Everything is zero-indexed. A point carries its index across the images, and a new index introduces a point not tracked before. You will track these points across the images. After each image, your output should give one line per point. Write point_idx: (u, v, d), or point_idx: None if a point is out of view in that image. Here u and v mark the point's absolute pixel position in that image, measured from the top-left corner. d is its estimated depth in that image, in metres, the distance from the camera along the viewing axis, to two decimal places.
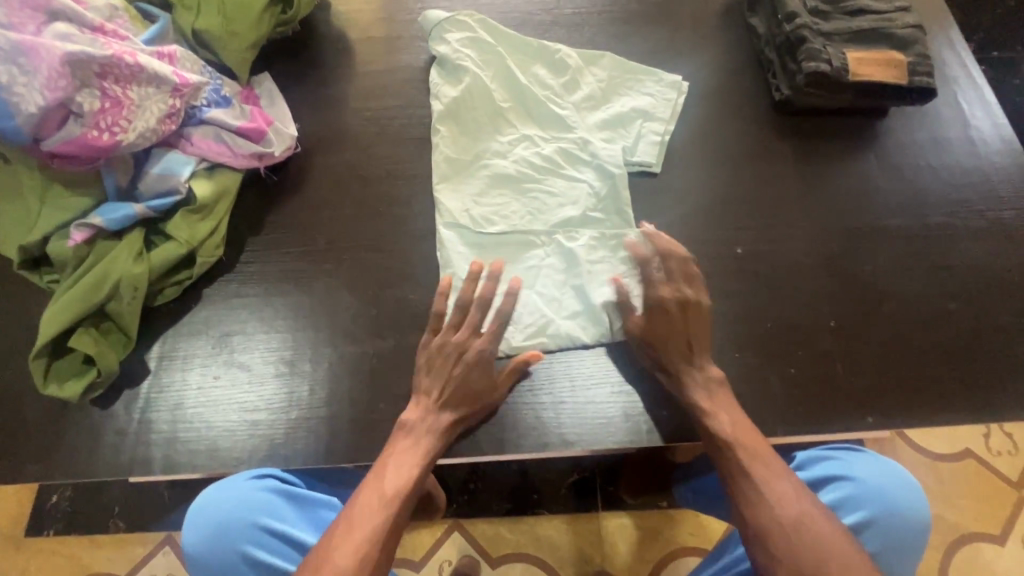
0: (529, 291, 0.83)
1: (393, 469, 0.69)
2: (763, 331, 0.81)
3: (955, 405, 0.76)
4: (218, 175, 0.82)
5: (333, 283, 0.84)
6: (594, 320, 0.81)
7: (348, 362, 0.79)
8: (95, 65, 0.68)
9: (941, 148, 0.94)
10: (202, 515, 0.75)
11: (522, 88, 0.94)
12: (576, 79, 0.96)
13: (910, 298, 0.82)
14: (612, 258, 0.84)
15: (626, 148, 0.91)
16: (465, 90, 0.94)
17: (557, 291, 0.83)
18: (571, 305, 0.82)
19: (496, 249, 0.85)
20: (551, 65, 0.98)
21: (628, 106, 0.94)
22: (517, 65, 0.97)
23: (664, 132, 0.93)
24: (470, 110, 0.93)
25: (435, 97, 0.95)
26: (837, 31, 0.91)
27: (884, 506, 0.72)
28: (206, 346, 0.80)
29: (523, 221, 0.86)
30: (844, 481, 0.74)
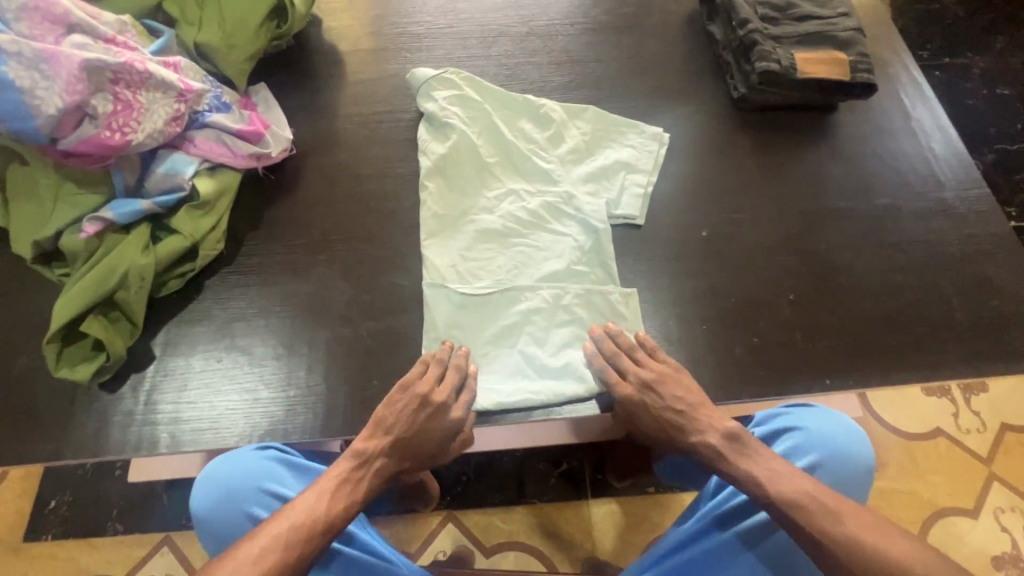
0: (513, 350, 0.83)
1: (265, 549, 0.66)
2: (727, 305, 0.87)
3: (906, 366, 0.83)
4: (219, 174, 0.89)
5: (327, 272, 0.90)
6: (578, 376, 0.80)
7: (343, 345, 0.85)
8: (108, 71, 0.75)
9: (886, 138, 1.02)
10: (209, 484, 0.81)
11: (507, 146, 0.96)
12: (559, 132, 0.99)
13: (862, 271, 0.90)
14: (600, 314, 0.85)
15: (610, 201, 0.94)
16: (452, 148, 0.95)
17: (543, 348, 0.82)
18: (556, 361, 0.81)
19: (481, 305, 0.85)
20: (535, 118, 1.00)
21: (612, 159, 0.97)
22: (504, 121, 0.99)
23: (647, 183, 0.96)
24: (458, 166, 0.94)
25: (423, 152, 0.96)
26: (785, 34, 1.00)
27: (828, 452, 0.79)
28: (209, 332, 0.85)
29: (510, 276, 0.87)
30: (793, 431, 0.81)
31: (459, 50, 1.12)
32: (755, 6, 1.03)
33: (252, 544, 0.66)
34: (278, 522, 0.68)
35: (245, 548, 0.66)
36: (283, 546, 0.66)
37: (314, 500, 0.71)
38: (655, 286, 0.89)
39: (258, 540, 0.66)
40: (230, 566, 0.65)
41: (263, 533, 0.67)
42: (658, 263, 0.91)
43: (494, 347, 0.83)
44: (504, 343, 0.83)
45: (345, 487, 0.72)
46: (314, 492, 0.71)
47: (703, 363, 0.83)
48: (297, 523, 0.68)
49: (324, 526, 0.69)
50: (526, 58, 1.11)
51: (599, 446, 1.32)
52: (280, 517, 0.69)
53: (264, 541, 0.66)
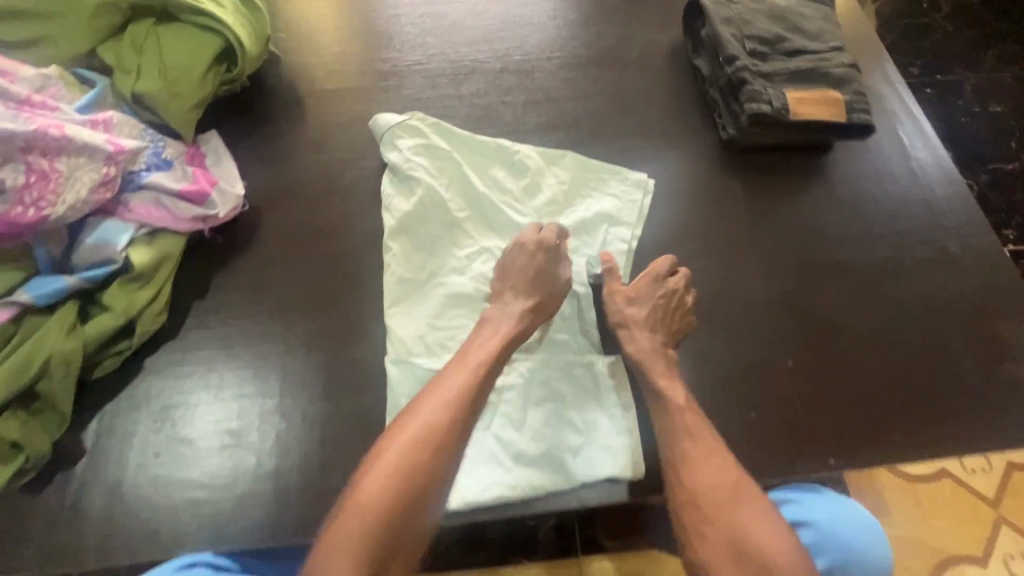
0: (486, 432, 0.74)
1: (420, 433, 0.64)
2: (720, 374, 0.80)
3: (914, 441, 0.76)
4: (159, 240, 0.80)
5: (282, 343, 0.82)
6: (559, 467, 0.72)
7: (297, 430, 0.76)
8: (18, 140, 0.67)
9: (885, 180, 0.96)
10: None
11: (478, 199, 0.89)
12: (536, 182, 0.92)
13: (864, 332, 0.83)
14: (581, 388, 0.77)
15: (591, 259, 0.86)
16: (417, 204, 0.87)
17: (519, 431, 0.74)
18: (535, 450, 0.73)
19: None
20: (510, 167, 0.93)
21: (593, 211, 0.90)
22: (474, 169, 0.92)
23: (631, 238, 0.89)
24: (424, 225, 0.87)
25: (386, 209, 0.88)
26: (776, 71, 0.93)
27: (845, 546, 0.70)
28: (148, 419, 0.76)
29: None
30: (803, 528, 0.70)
31: (428, 89, 1.04)
32: (743, 40, 0.96)
33: (405, 433, 0.64)
34: (421, 407, 0.67)
35: (399, 437, 0.64)
36: (437, 429, 0.65)
37: (454, 378, 0.69)
38: None
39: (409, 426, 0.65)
40: (391, 456, 0.63)
41: (416, 415, 0.66)
42: None
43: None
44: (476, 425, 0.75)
45: (475, 368, 0.70)
46: (448, 373, 0.70)
47: None
48: (442, 405, 0.66)
49: (474, 399, 0.68)
50: (500, 97, 1.03)
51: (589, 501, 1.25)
52: (422, 403, 0.67)
53: (415, 430, 0.65)
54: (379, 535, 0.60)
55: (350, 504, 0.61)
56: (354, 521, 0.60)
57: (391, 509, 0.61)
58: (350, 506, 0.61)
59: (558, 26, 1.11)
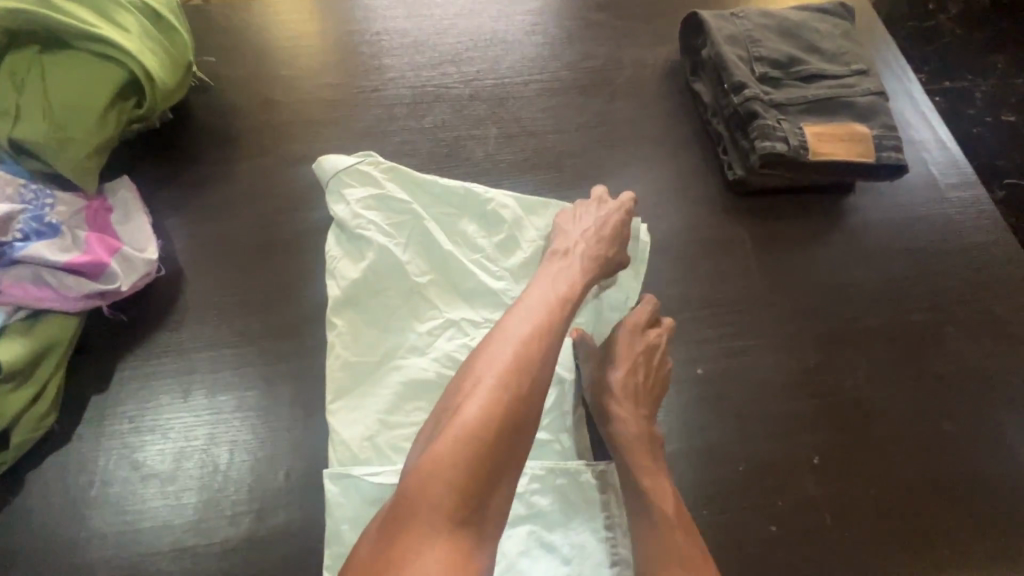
0: None
1: (524, 349, 0.54)
2: (733, 476, 0.66)
3: (967, 560, 0.63)
4: (40, 326, 0.65)
5: (202, 445, 0.67)
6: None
7: (216, 561, 0.62)
8: None
9: (917, 226, 0.82)
10: None
11: (445, 260, 0.75)
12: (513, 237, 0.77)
13: (902, 419, 0.69)
14: (565, 502, 0.64)
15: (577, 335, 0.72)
16: (367, 271, 0.73)
17: (489, 565, 0.60)
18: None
19: None
20: (484, 219, 0.78)
21: None
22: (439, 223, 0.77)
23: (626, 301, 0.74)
24: (376, 295, 0.72)
25: (330, 275, 0.73)
26: (791, 101, 0.79)
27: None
28: (30, 552, 0.62)
29: None
30: None
31: (384, 122, 0.89)
32: (752, 63, 0.82)
33: (504, 350, 0.54)
34: (516, 323, 0.56)
35: (494, 356, 0.53)
36: (536, 352, 0.54)
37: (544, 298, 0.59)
38: None
39: (511, 336, 0.55)
40: (493, 376, 0.52)
41: (517, 329, 0.55)
42: None
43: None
44: None
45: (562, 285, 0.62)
46: (538, 290, 0.61)
47: None
48: (540, 320, 0.57)
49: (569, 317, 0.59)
50: (469, 129, 0.88)
51: None
52: (517, 320, 0.56)
53: (515, 348, 0.54)
54: (485, 465, 0.49)
55: (449, 432, 0.49)
56: (461, 446, 0.49)
57: (498, 433, 0.50)
58: (448, 428, 0.50)
59: (536, 43, 0.96)
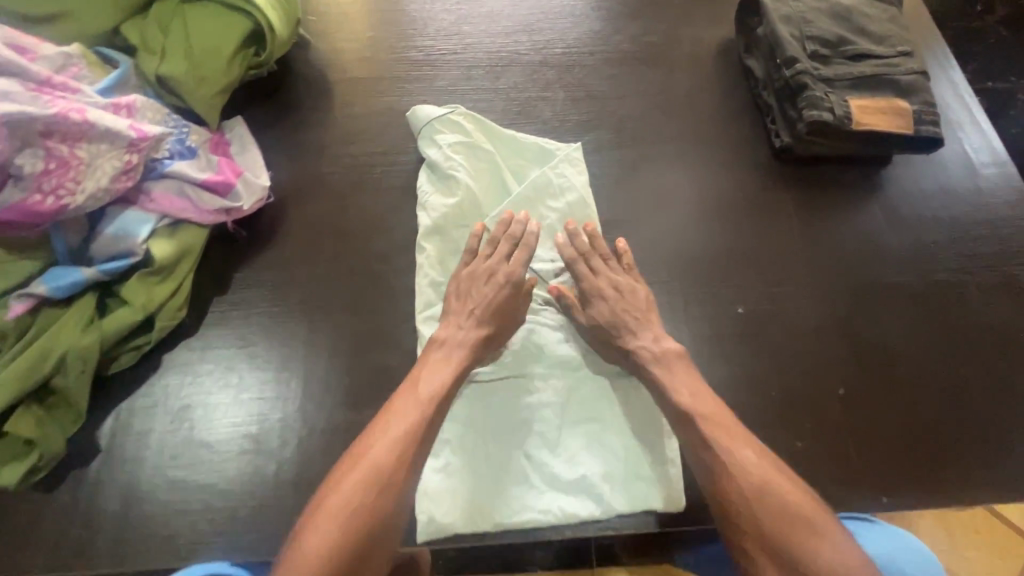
0: (518, 450, 0.71)
1: (359, 478, 0.59)
2: (767, 401, 0.75)
3: (974, 484, 0.71)
4: (181, 232, 0.76)
5: (305, 344, 0.78)
6: (593, 495, 0.69)
7: (319, 438, 0.73)
8: (38, 123, 0.61)
9: (948, 197, 0.89)
10: None
11: (514, 205, 0.83)
12: (576, 194, 0.85)
13: (925, 364, 0.77)
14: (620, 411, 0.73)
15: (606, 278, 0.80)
16: (455, 206, 0.84)
17: (553, 454, 0.71)
18: (569, 473, 0.70)
19: (482, 397, 0.73)
20: (545, 185, 0.85)
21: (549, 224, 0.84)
22: (514, 175, 0.88)
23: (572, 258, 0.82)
24: (461, 228, 0.84)
25: (422, 207, 0.85)
26: (838, 76, 0.87)
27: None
28: (164, 421, 0.73)
29: (517, 360, 0.75)
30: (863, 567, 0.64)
31: (462, 81, 0.98)
32: (804, 41, 0.89)
33: (337, 489, 0.59)
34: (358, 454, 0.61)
35: (337, 492, 0.59)
36: (377, 480, 0.59)
37: (394, 421, 0.63)
38: None
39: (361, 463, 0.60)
40: (337, 500, 0.58)
41: (356, 461, 0.61)
42: (687, 346, 0.79)
43: (496, 447, 0.71)
44: (507, 442, 0.71)
45: (422, 398, 0.66)
46: (393, 410, 0.65)
47: None
48: (394, 441, 0.62)
49: (425, 431, 0.64)
50: (539, 92, 0.98)
51: None
52: (364, 448, 0.62)
53: (357, 480, 0.59)
54: None
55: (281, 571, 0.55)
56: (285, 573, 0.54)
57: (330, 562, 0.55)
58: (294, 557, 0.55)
59: (601, 18, 1.05)
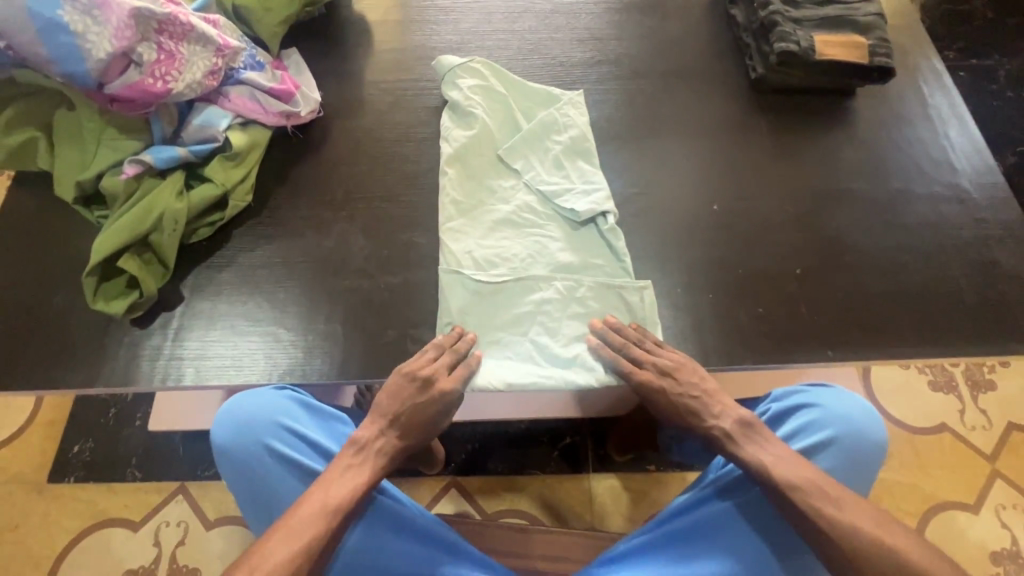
0: (524, 337, 0.84)
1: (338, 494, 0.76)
2: (736, 276, 0.89)
3: (906, 343, 0.85)
4: (251, 129, 0.92)
5: (349, 226, 0.93)
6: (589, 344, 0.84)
7: (361, 296, 0.88)
8: (154, 21, 0.78)
9: (901, 123, 1.04)
10: (232, 411, 0.84)
11: (524, 137, 0.96)
12: (578, 130, 0.99)
13: (871, 252, 0.91)
14: (613, 306, 0.87)
15: (602, 198, 0.92)
16: (473, 137, 0.97)
17: (555, 339, 0.84)
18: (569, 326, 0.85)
19: (494, 294, 0.86)
20: (551, 122, 0.99)
21: (554, 154, 0.96)
22: (525, 115, 1.01)
23: (574, 187, 0.93)
24: (478, 157, 0.96)
25: (445, 139, 0.98)
26: (806, 17, 1.01)
27: (847, 429, 0.84)
28: (233, 278, 0.88)
29: (524, 266, 0.88)
30: (812, 407, 0.87)
31: (483, 24, 1.14)
32: None
33: (337, 468, 0.78)
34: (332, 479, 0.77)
35: (338, 468, 0.78)
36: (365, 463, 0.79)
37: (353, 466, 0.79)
38: (666, 257, 0.91)
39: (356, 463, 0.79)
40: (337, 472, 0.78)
41: (330, 487, 0.77)
42: (669, 235, 0.93)
43: (506, 333, 0.84)
44: (516, 330, 0.84)
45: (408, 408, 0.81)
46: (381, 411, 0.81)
47: (707, 331, 0.86)
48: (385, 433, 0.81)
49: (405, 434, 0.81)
50: (549, 34, 1.13)
51: (602, 422, 1.40)
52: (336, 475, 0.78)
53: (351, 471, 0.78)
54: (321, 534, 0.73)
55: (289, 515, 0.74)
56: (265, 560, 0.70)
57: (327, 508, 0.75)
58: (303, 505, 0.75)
59: None
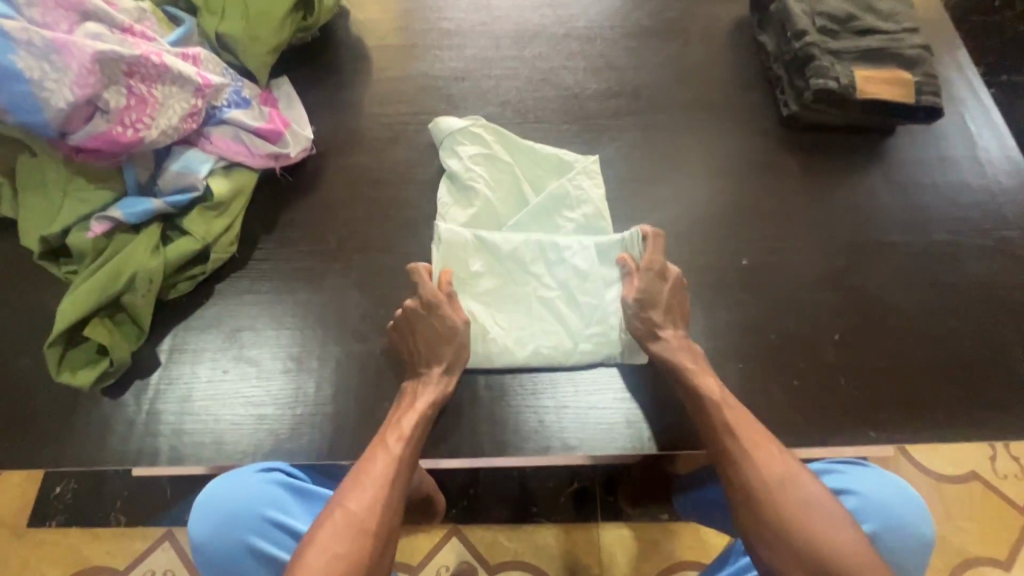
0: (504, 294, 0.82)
1: (371, 499, 0.64)
2: (767, 342, 0.81)
3: (956, 422, 0.77)
4: (235, 174, 0.84)
5: (342, 280, 0.85)
6: (607, 426, 0.77)
7: (355, 360, 0.80)
8: (123, 64, 0.70)
9: (947, 166, 0.95)
10: (208, 500, 0.74)
11: (533, 213, 0.86)
12: (592, 207, 0.88)
13: (915, 315, 0.83)
14: (599, 389, 0.80)
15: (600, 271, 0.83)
16: (473, 215, 0.87)
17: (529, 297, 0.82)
18: (581, 404, 0.78)
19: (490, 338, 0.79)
20: (562, 195, 0.87)
21: (560, 220, 0.87)
22: (532, 184, 0.91)
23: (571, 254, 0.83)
24: (480, 236, 0.87)
25: (442, 218, 0.87)
26: (846, 49, 0.92)
27: (893, 525, 0.75)
28: (216, 340, 0.81)
29: (518, 338, 0.80)
30: (851, 495, 0.76)
31: (491, 50, 1.05)
32: (813, 16, 0.95)
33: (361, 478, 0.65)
34: (358, 479, 0.65)
35: (362, 479, 0.65)
36: (388, 471, 0.66)
37: (380, 458, 0.67)
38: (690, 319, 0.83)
39: (377, 466, 0.66)
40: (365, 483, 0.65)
41: (349, 499, 0.64)
42: (693, 293, 0.85)
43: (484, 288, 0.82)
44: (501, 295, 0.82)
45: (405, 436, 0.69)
46: (403, 415, 0.71)
47: None
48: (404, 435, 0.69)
49: (419, 436, 0.70)
50: (562, 61, 1.04)
51: (613, 467, 1.32)
52: (363, 473, 0.65)
53: (374, 476, 0.65)
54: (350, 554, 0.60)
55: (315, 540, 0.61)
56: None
57: (354, 523, 0.62)
58: (330, 524, 0.62)
59: None
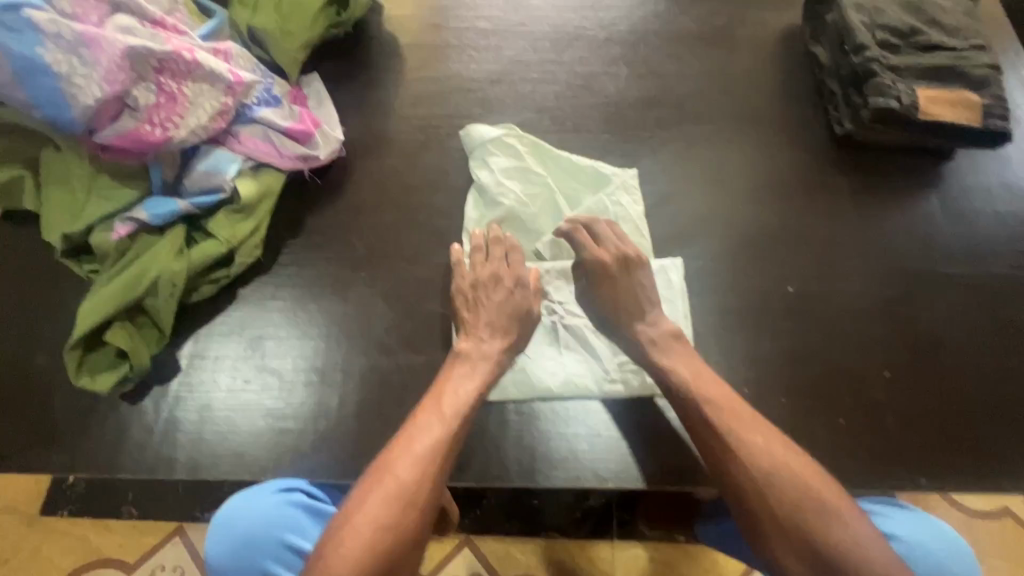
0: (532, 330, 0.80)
1: (423, 464, 0.62)
2: (810, 376, 0.77)
3: (1012, 471, 0.73)
4: (264, 174, 0.80)
5: (368, 288, 0.82)
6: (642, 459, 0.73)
7: (380, 375, 0.77)
8: (153, 59, 0.68)
9: (1009, 195, 0.89)
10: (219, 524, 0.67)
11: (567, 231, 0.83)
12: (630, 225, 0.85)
13: (972, 354, 0.78)
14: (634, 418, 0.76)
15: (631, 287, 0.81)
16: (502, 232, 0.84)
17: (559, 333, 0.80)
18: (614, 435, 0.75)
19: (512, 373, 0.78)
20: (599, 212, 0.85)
21: None
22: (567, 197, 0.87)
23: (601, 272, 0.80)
24: None
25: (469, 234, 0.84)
26: (908, 66, 0.87)
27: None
28: (238, 347, 0.78)
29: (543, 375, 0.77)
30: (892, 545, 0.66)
31: (529, 52, 1.01)
32: (874, 29, 0.90)
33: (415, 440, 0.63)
34: (409, 444, 0.63)
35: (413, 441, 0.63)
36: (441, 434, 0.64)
37: (432, 424, 0.65)
38: (730, 347, 0.79)
39: (430, 428, 0.64)
40: (419, 446, 0.63)
41: (397, 463, 0.61)
42: (734, 319, 0.81)
43: None
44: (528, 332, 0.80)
45: (460, 402, 0.67)
46: (457, 383, 0.69)
47: None
48: (460, 402, 0.67)
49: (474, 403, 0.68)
50: (602, 67, 1.00)
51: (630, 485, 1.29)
52: (415, 438, 0.63)
53: (427, 437, 0.63)
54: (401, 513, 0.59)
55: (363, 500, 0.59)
56: (331, 561, 0.56)
57: (408, 485, 0.60)
58: (379, 484, 0.60)
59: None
